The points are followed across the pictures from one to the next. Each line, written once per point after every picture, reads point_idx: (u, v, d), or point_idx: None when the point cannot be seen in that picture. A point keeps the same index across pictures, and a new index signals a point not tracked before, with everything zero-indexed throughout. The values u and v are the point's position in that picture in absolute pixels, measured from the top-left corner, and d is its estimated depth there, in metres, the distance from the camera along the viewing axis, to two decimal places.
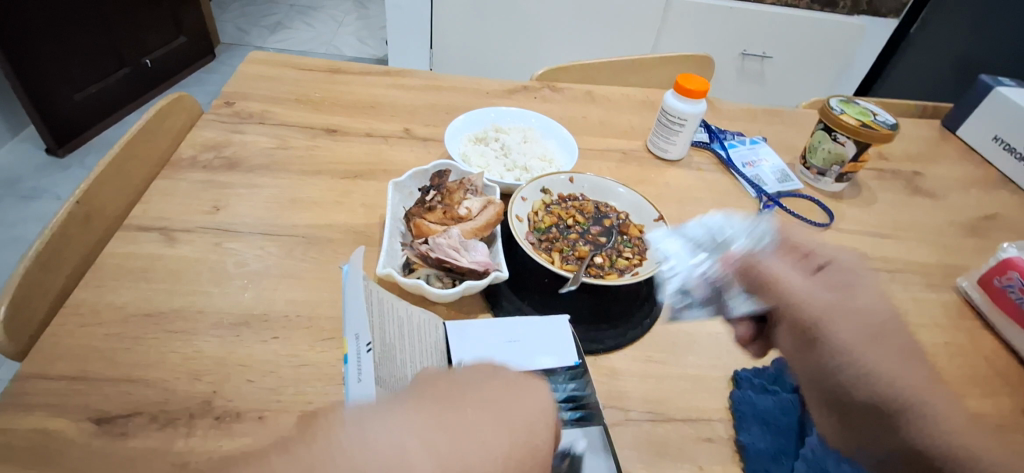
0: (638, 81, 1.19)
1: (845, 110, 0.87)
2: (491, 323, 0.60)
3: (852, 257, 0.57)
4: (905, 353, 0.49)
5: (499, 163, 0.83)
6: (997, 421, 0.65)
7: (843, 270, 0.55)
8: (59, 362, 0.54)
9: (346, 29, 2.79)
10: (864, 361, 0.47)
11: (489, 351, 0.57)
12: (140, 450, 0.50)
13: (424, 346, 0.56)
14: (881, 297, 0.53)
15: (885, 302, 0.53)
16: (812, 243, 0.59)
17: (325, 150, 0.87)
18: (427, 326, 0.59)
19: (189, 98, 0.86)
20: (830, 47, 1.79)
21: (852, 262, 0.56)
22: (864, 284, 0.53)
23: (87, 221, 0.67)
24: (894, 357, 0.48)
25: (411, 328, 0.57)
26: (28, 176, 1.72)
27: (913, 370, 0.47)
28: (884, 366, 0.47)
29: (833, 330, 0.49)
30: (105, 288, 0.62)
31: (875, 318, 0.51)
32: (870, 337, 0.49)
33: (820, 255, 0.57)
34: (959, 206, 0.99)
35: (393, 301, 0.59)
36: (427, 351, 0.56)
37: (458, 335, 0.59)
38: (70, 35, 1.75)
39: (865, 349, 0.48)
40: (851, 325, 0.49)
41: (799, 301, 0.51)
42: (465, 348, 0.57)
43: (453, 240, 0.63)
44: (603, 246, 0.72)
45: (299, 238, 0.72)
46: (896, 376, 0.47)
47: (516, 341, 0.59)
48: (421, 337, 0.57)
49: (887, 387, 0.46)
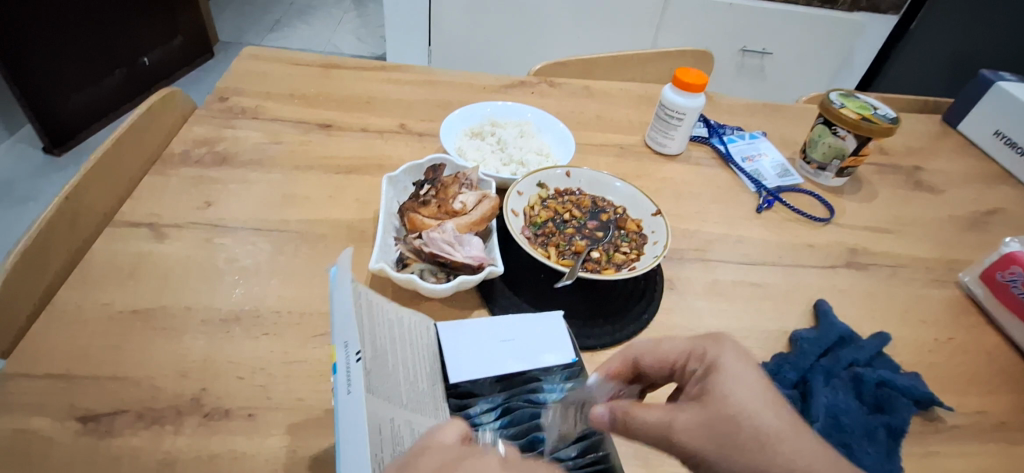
0: (636, 76, 1.18)
1: (845, 104, 0.86)
2: (487, 323, 0.59)
3: (724, 342, 0.49)
4: (808, 454, 0.42)
5: (494, 158, 0.82)
6: (999, 417, 0.64)
7: (674, 357, 0.50)
8: (44, 361, 0.53)
9: (344, 28, 2.78)
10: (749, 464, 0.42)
11: (486, 353, 0.56)
12: (125, 449, 0.49)
13: (414, 350, 0.53)
14: (761, 389, 0.45)
15: (767, 396, 0.45)
16: (676, 350, 0.50)
17: (319, 145, 0.86)
18: (417, 329, 0.55)
19: (181, 94, 0.85)
20: (830, 42, 1.78)
21: (721, 359, 0.47)
22: (737, 385, 0.45)
23: (75, 217, 0.65)
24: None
25: (401, 331, 0.53)
26: (26, 176, 1.72)
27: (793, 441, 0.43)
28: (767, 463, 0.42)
29: (710, 445, 0.43)
30: (92, 285, 0.61)
31: (753, 428, 0.43)
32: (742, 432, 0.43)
33: (691, 358, 0.49)
34: (960, 200, 0.98)
35: (381, 302, 0.53)
36: (418, 356, 0.53)
37: (453, 336, 0.57)
38: (66, 34, 1.74)
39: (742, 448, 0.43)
40: (727, 456, 0.42)
41: (666, 429, 0.44)
42: (460, 350, 0.56)
43: (448, 235, 0.62)
44: (600, 241, 0.71)
45: (291, 233, 0.71)
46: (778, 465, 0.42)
47: (513, 341, 0.58)
48: (411, 340, 0.54)
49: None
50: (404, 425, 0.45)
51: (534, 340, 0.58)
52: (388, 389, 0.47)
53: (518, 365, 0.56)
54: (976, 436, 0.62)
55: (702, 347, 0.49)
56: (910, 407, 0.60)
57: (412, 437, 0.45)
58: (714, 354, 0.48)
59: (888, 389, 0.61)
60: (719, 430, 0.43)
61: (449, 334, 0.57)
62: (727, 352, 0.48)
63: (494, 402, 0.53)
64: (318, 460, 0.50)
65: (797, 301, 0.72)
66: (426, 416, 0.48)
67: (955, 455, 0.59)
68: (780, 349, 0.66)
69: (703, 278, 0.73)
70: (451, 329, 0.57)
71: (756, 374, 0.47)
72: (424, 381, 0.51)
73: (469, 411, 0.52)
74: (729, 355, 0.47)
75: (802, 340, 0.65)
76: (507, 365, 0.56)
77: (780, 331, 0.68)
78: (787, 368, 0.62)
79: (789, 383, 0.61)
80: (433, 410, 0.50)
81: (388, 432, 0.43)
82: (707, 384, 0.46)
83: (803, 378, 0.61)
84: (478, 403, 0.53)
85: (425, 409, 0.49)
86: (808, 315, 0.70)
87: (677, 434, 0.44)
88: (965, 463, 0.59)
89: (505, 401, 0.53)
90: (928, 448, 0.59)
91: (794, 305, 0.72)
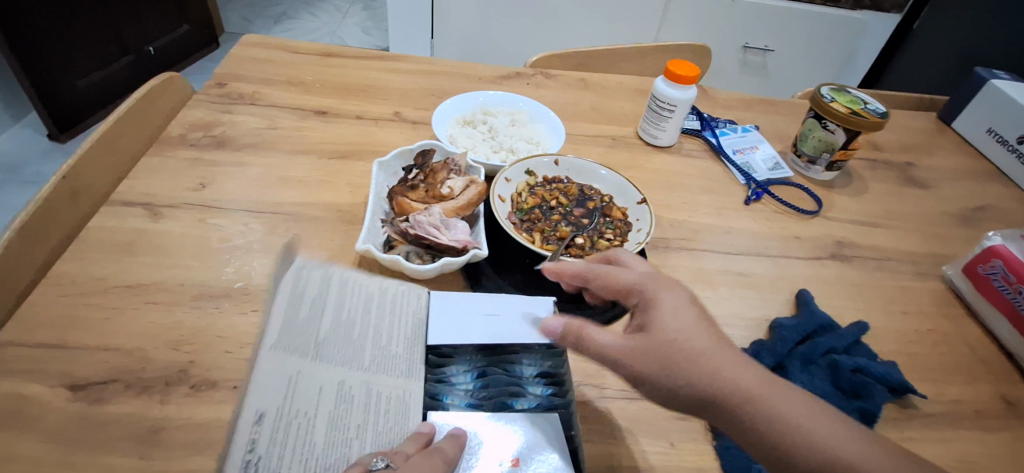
0: (633, 69, 1.18)
1: (835, 99, 0.86)
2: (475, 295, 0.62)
3: (662, 280, 0.48)
4: (741, 374, 0.43)
5: (485, 145, 0.83)
6: (976, 406, 0.65)
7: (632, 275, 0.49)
8: (38, 331, 0.55)
9: (350, 21, 2.79)
10: (717, 365, 0.43)
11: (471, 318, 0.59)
12: (115, 415, 0.50)
13: (394, 317, 0.59)
14: (693, 312, 0.46)
15: (699, 323, 0.45)
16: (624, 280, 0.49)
17: (314, 131, 0.87)
18: (404, 298, 0.61)
19: (180, 79, 0.87)
20: (833, 40, 1.78)
21: (661, 294, 0.46)
22: (671, 318, 0.45)
23: (74, 195, 0.67)
24: (725, 382, 0.43)
25: (383, 302, 0.60)
26: (31, 161, 1.74)
27: (730, 351, 0.44)
28: (729, 370, 0.43)
29: (673, 360, 0.43)
30: (87, 260, 0.62)
31: (693, 351, 0.43)
32: (705, 342, 0.44)
33: (635, 289, 0.48)
34: (950, 196, 0.98)
35: (357, 281, 0.61)
36: (399, 323, 0.58)
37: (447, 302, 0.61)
38: (73, 23, 1.76)
39: (704, 353, 0.43)
40: (670, 377, 0.43)
41: (624, 345, 0.44)
42: (448, 316, 0.59)
43: (434, 219, 0.64)
44: (585, 227, 0.72)
45: (283, 215, 0.73)
46: (735, 376, 0.43)
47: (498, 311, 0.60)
48: (394, 309, 0.60)
49: (728, 378, 0.43)
50: (358, 386, 0.52)
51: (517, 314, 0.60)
52: (347, 356, 0.54)
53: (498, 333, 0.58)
54: (952, 425, 0.62)
55: (646, 282, 0.47)
56: (885, 394, 0.60)
57: (365, 395, 0.52)
58: (655, 288, 0.47)
59: (864, 376, 0.61)
60: (664, 353, 0.43)
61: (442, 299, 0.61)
62: (670, 291, 0.47)
63: (471, 365, 0.56)
64: None
65: (780, 291, 0.73)
66: (390, 377, 0.54)
67: (930, 442, 0.60)
68: (759, 336, 0.67)
69: (688, 266, 0.74)
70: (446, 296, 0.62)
71: (691, 300, 0.46)
72: (398, 344, 0.56)
73: (445, 369, 0.55)
74: (666, 292, 0.47)
75: (780, 327, 0.66)
76: (488, 333, 0.58)
77: (761, 319, 0.69)
78: (763, 354, 0.63)
79: (764, 368, 0.62)
80: (400, 370, 0.54)
81: (328, 393, 0.51)
82: (652, 312, 0.45)
83: (780, 364, 0.62)
84: (455, 364, 0.56)
85: (390, 371, 0.54)
86: (792, 304, 0.71)
87: (629, 352, 0.44)
88: (939, 449, 0.59)
89: (482, 365, 0.55)
90: (901, 434, 0.60)
91: (777, 295, 0.73)
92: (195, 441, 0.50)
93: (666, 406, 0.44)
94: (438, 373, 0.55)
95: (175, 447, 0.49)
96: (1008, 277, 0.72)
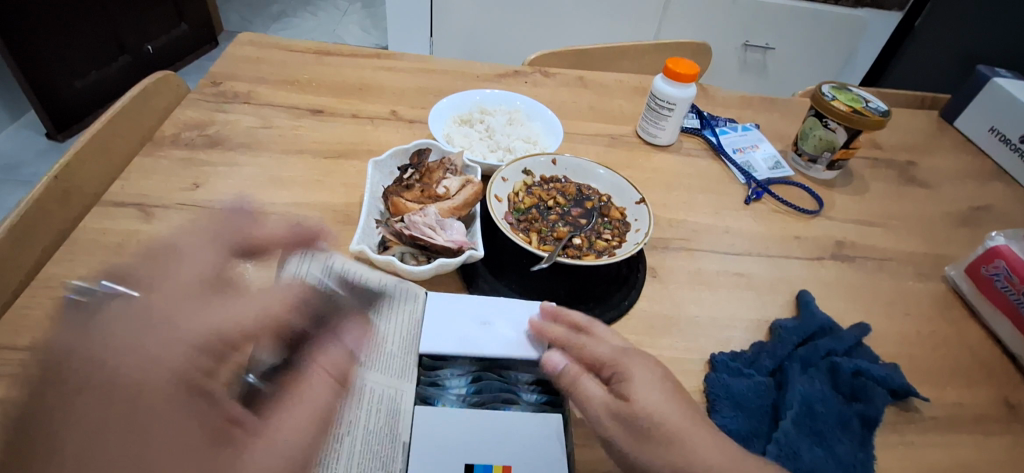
0: (632, 67, 1.17)
1: (836, 97, 0.85)
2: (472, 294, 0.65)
3: (640, 358, 0.52)
4: (710, 448, 0.47)
5: (482, 144, 0.82)
6: (978, 410, 0.64)
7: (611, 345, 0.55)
8: (26, 334, 0.55)
9: (350, 19, 2.78)
10: (689, 436, 0.47)
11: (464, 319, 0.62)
12: None
13: None
14: (666, 384, 0.51)
15: (667, 392, 0.50)
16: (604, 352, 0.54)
17: (309, 130, 0.86)
18: None
19: (174, 78, 0.87)
20: (834, 38, 1.77)
21: (635, 368, 0.51)
22: (646, 387, 0.49)
23: (65, 196, 0.66)
24: (698, 452, 0.46)
25: None
26: (29, 161, 1.73)
27: (699, 424, 0.49)
28: (700, 443, 0.47)
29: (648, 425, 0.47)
30: (77, 262, 0.62)
31: (665, 420, 0.48)
32: (677, 413, 0.48)
33: (609, 363, 0.53)
34: (951, 196, 0.97)
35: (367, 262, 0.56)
36: None
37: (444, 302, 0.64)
38: (71, 23, 1.75)
39: (677, 424, 0.48)
40: (644, 443, 0.47)
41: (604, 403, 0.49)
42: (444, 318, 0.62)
43: (429, 219, 0.63)
44: (583, 227, 0.71)
45: (277, 216, 0.72)
46: (705, 447, 0.47)
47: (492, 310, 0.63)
48: None
49: (700, 451, 0.47)
50: None
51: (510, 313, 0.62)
52: None
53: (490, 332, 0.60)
54: (952, 429, 0.61)
55: (622, 357, 0.52)
56: (886, 397, 0.59)
57: None
58: (630, 362, 0.52)
59: (865, 379, 0.61)
60: (640, 419, 0.48)
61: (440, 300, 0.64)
62: (643, 364, 0.52)
63: (464, 370, 0.59)
64: None
65: (780, 292, 0.73)
66: None
67: (930, 446, 0.59)
68: (759, 338, 0.66)
69: (687, 267, 0.74)
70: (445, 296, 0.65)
71: (660, 373, 0.51)
72: None
73: (438, 372, 0.60)
74: (639, 366, 0.51)
75: (781, 328, 0.65)
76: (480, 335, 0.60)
77: (760, 320, 0.68)
78: (763, 356, 0.62)
79: (764, 371, 0.61)
80: None
81: None
82: (629, 378, 0.50)
83: (779, 366, 0.61)
84: (449, 367, 0.60)
85: None
86: (791, 306, 0.71)
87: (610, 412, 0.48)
88: (939, 454, 0.59)
89: (475, 371, 0.59)
90: (902, 438, 0.59)
91: (777, 297, 0.72)
92: None
93: (632, 471, 0.48)
94: (431, 376, 0.59)
95: None
96: (1011, 278, 0.71)
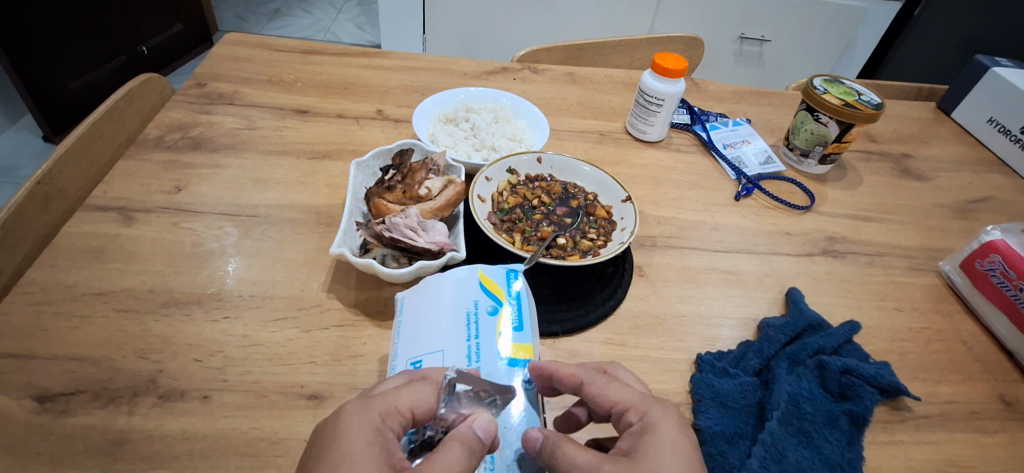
0: (623, 62, 1.16)
1: (828, 90, 0.84)
2: (507, 289, 0.52)
3: (658, 413, 0.44)
4: None
5: (467, 143, 0.82)
6: (972, 407, 0.63)
7: (624, 392, 0.46)
8: (5, 341, 0.54)
9: (345, 16, 2.77)
10: None
11: (454, 307, 0.50)
12: (79, 427, 0.49)
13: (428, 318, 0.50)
14: (682, 446, 0.42)
15: (690, 459, 0.42)
16: (619, 398, 0.45)
17: (294, 130, 0.86)
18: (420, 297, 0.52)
19: (158, 79, 0.86)
20: (831, 29, 1.75)
21: (661, 423, 0.44)
22: (665, 450, 0.42)
23: (47, 200, 0.66)
24: None
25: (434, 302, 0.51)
26: (24, 164, 1.73)
27: None
28: None
29: None
30: (57, 267, 0.61)
31: None
32: None
33: (636, 407, 0.45)
34: (948, 188, 0.96)
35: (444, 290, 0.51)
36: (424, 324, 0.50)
37: (456, 284, 0.51)
38: (67, 24, 1.75)
39: None
40: None
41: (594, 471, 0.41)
42: (431, 297, 0.51)
43: (411, 220, 0.62)
44: (568, 227, 0.71)
45: (259, 218, 0.71)
46: None
47: (494, 315, 0.49)
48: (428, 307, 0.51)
49: None
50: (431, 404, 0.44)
51: (516, 331, 0.49)
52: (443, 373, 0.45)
53: (464, 335, 0.48)
54: (946, 427, 0.60)
55: (637, 408, 0.45)
56: (874, 396, 0.58)
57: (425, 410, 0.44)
58: (657, 414, 0.44)
59: (854, 377, 0.59)
60: None
61: (447, 278, 0.52)
62: (672, 421, 0.44)
63: None
64: (268, 441, 0.50)
65: (769, 290, 0.72)
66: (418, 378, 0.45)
67: (923, 445, 0.58)
68: (747, 337, 0.65)
69: (675, 265, 0.73)
70: (465, 277, 0.52)
71: (690, 433, 0.44)
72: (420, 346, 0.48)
73: None
74: (667, 423, 0.44)
75: (768, 327, 0.64)
76: (453, 334, 0.48)
77: (749, 319, 0.67)
78: (749, 356, 0.61)
79: (750, 371, 0.60)
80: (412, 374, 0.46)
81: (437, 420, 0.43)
82: (639, 441, 0.42)
83: (766, 365, 0.60)
84: None
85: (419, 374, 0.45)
86: (780, 303, 0.70)
87: None
88: (932, 453, 0.58)
89: None
90: (893, 437, 0.58)
91: (766, 294, 0.71)
92: (160, 453, 0.48)
93: None
94: None
95: (141, 459, 0.48)
96: (1007, 272, 0.70)
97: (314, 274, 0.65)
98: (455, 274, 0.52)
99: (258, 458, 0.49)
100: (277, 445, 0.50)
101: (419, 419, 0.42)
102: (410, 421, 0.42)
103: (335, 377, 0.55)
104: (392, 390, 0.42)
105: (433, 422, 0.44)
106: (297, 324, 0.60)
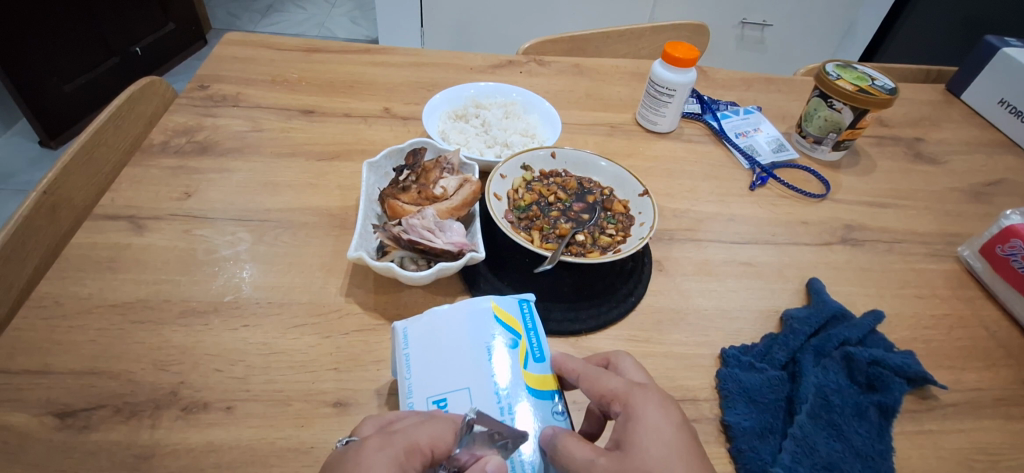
0: (628, 52, 1.14)
1: (841, 76, 0.83)
2: (524, 320, 0.50)
3: (645, 395, 0.44)
4: None
5: (478, 140, 0.81)
6: (997, 393, 0.63)
7: (612, 379, 0.45)
8: (21, 356, 0.53)
9: (338, 10, 2.74)
10: None
11: (473, 342, 0.47)
12: (103, 443, 0.48)
13: (448, 350, 0.47)
14: (669, 427, 0.42)
15: (679, 442, 0.42)
16: (607, 387, 0.45)
17: (301, 131, 0.84)
18: (436, 323, 0.48)
19: (161, 82, 0.85)
20: (834, 11, 1.73)
21: (645, 410, 0.43)
22: (652, 439, 0.41)
23: (54, 211, 0.64)
24: None
25: (450, 331, 0.48)
26: (22, 170, 1.71)
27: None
28: None
29: None
30: (69, 279, 0.60)
31: None
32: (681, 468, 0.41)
33: (619, 397, 0.44)
34: (962, 171, 0.95)
35: (459, 317, 0.49)
36: (445, 355, 0.47)
37: (472, 316, 0.49)
38: (59, 27, 1.72)
39: None
40: None
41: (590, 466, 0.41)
42: (446, 327, 0.48)
43: (427, 221, 0.61)
44: (585, 223, 0.70)
45: (272, 223, 0.70)
46: None
47: (514, 349, 0.48)
48: (446, 336, 0.48)
49: None
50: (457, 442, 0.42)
51: (538, 363, 0.48)
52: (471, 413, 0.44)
53: (489, 372, 0.46)
54: (972, 414, 0.60)
55: (625, 394, 0.44)
56: (903, 386, 0.58)
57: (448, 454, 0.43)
58: (641, 399, 0.44)
59: (881, 367, 0.59)
60: None
61: (460, 306, 0.50)
62: (657, 406, 0.43)
63: None
64: (294, 451, 0.49)
65: (788, 281, 0.71)
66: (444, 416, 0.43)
67: (952, 433, 0.58)
68: (770, 330, 0.65)
69: (694, 258, 0.72)
70: (480, 306, 0.49)
71: (676, 415, 0.43)
72: (442, 383, 0.45)
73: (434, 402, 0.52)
74: (651, 409, 0.43)
75: (792, 319, 0.63)
76: (476, 370, 0.46)
77: (771, 311, 0.67)
78: (776, 349, 0.60)
79: (777, 364, 0.59)
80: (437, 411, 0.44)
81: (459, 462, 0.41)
82: (627, 431, 0.42)
83: (793, 358, 0.60)
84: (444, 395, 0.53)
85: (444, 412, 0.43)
86: (802, 294, 0.69)
87: None
88: (961, 441, 0.57)
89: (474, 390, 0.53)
90: (923, 427, 0.58)
91: (786, 285, 0.70)
92: (187, 466, 0.48)
93: None
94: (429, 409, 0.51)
95: None
96: None
97: (331, 279, 0.64)
98: (469, 303, 0.50)
99: (286, 468, 0.48)
100: (304, 454, 0.49)
101: (437, 459, 0.40)
102: (430, 461, 0.40)
103: (359, 383, 0.55)
104: (412, 425, 0.40)
105: (447, 462, 0.41)
106: (318, 330, 0.59)
